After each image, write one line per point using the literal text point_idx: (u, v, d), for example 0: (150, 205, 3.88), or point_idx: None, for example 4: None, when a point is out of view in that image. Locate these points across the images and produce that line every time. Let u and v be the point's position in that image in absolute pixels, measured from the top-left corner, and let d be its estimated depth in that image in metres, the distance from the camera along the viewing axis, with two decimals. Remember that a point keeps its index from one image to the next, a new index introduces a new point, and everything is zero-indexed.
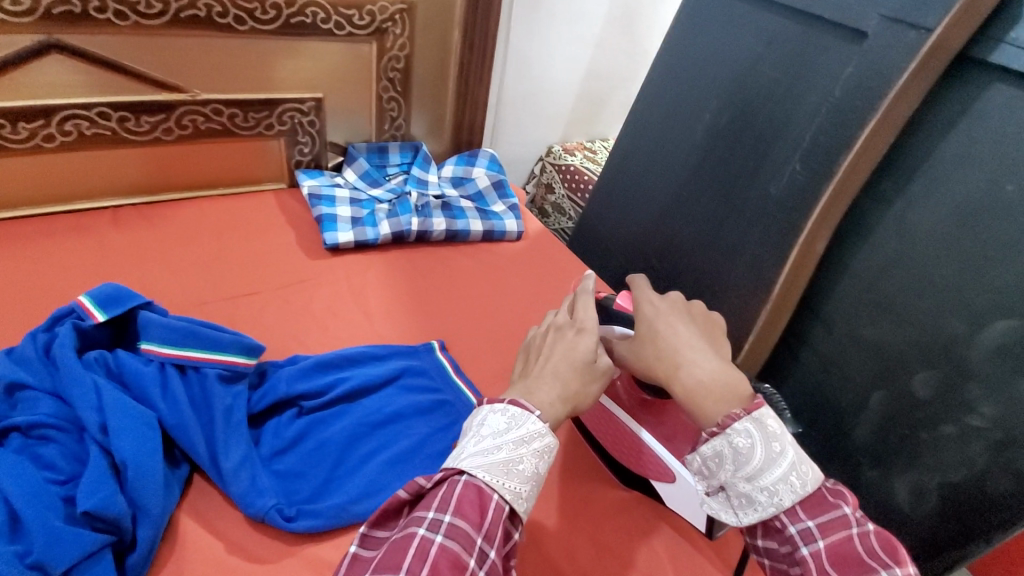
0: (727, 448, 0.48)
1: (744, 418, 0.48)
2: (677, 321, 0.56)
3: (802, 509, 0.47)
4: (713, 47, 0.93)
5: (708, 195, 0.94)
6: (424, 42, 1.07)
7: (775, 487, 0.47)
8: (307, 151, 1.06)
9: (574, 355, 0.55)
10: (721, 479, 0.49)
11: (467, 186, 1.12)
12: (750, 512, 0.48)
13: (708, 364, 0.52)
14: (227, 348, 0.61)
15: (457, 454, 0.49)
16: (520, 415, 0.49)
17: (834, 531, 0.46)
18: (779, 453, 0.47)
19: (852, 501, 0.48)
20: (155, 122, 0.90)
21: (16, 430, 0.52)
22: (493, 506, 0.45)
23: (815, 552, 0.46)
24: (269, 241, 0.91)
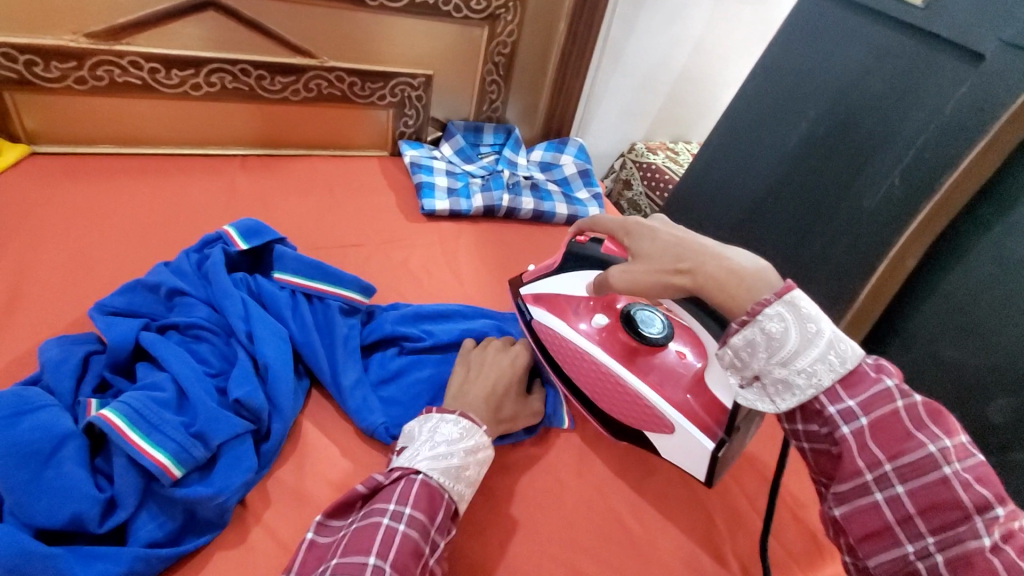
0: (760, 335, 0.49)
1: (776, 303, 0.49)
2: (679, 229, 0.59)
3: (841, 389, 0.48)
4: (820, 58, 0.93)
5: (795, 202, 0.96)
6: (531, 29, 1.12)
7: (812, 368, 0.48)
8: (411, 124, 1.14)
9: (508, 375, 0.64)
10: (755, 368, 0.50)
11: (554, 172, 1.17)
12: (788, 396, 0.49)
13: (728, 251, 0.54)
14: (348, 285, 0.69)
15: (411, 455, 0.52)
16: (471, 427, 0.54)
17: (879, 407, 0.46)
18: (814, 334, 0.48)
19: (891, 372, 0.48)
20: (287, 83, 0.98)
21: (175, 327, 0.60)
22: (444, 504, 0.49)
23: (857, 430, 0.46)
24: (373, 201, 0.99)
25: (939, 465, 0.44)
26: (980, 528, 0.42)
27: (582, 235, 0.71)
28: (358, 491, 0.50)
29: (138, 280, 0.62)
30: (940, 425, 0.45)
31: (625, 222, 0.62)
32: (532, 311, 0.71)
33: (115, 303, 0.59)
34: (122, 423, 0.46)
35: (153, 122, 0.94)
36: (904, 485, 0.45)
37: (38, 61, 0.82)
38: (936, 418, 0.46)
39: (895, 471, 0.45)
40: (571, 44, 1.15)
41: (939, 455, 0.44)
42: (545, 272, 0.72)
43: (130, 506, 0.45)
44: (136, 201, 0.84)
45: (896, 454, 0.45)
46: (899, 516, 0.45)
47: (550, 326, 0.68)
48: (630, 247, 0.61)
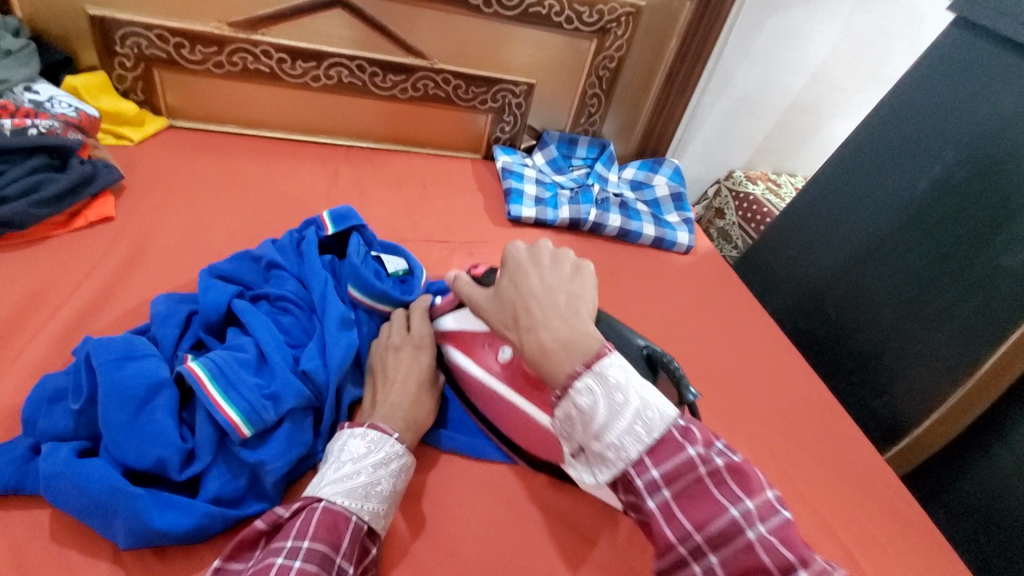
0: (572, 409, 0.43)
1: (585, 374, 0.44)
2: (541, 274, 0.51)
3: (650, 456, 0.42)
4: (966, 95, 0.83)
5: (915, 253, 0.87)
6: (640, 45, 1.10)
7: (619, 440, 0.42)
8: (507, 130, 1.15)
9: (419, 370, 0.59)
10: (576, 440, 0.44)
11: (645, 192, 1.14)
12: (604, 471, 0.43)
13: (552, 328, 0.47)
14: (377, 295, 0.67)
15: (318, 481, 0.49)
16: (379, 438, 0.51)
17: (681, 477, 0.41)
18: (620, 404, 0.43)
19: (699, 435, 0.43)
20: (397, 81, 1.02)
21: (266, 297, 0.63)
22: (350, 527, 0.46)
23: (663, 502, 0.41)
24: (462, 202, 1.01)
25: (743, 530, 0.39)
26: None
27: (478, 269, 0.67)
28: (257, 528, 0.45)
29: (246, 251, 0.67)
30: (742, 485, 0.41)
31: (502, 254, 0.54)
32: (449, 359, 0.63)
33: (221, 267, 0.64)
34: (205, 375, 0.49)
35: (272, 108, 1.01)
36: (717, 555, 0.39)
37: (186, 44, 0.91)
38: (738, 477, 0.42)
39: (705, 542, 0.40)
40: (679, 64, 1.12)
41: (741, 518, 0.40)
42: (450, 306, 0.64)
43: (205, 459, 0.48)
44: (250, 179, 0.91)
45: (703, 523, 0.40)
46: None
47: (464, 369, 0.61)
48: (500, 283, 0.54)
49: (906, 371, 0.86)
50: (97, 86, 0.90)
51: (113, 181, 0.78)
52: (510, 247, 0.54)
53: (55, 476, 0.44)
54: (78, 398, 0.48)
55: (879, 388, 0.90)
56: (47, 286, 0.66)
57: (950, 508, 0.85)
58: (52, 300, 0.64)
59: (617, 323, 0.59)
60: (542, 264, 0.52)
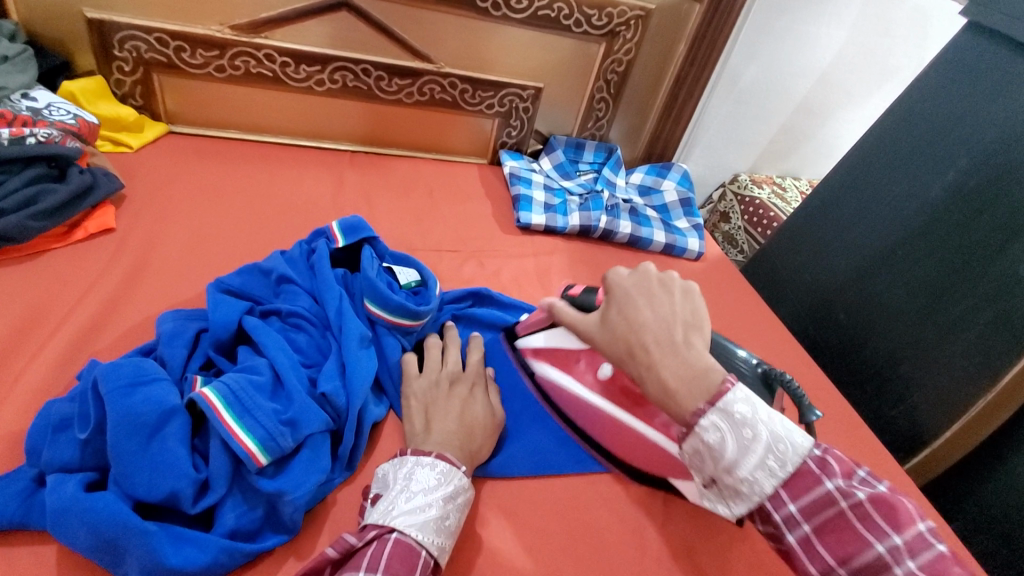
0: (700, 446, 0.43)
1: (709, 412, 0.43)
2: (651, 305, 0.49)
3: (785, 490, 0.43)
4: (978, 101, 0.82)
5: (930, 260, 0.86)
6: (649, 48, 1.09)
7: (753, 476, 0.43)
8: (514, 134, 1.13)
9: (472, 409, 0.58)
10: (707, 474, 0.44)
11: (653, 197, 1.13)
12: (738, 503, 0.44)
13: (675, 365, 0.45)
14: (394, 310, 0.65)
15: (387, 510, 0.47)
16: (449, 471, 0.50)
17: (818, 512, 0.42)
18: (750, 440, 0.42)
19: (838, 468, 0.43)
20: (403, 85, 1.00)
21: (277, 313, 0.61)
22: (421, 563, 0.45)
23: (802, 537, 0.42)
24: (470, 208, 0.99)
25: (890, 567, 0.39)
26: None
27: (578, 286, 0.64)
28: (328, 556, 0.44)
29: (255, 264, 0.65)
30: (890, 521, 0.40)
31: (606, 278, 0.53)
32: (534, 365, 0.67)
33: (230, 282, 0.62)
34: (218, 402, 0.46)
35: (274, 113, 0.98)
36: None
37: (186, 48, 0.88)
38: (885, 512, 0.41)
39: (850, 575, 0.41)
40: (687, 68, 1.11)
41: (888, 555, 0.39)
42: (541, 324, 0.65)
43: (220, 490, 0.45)
44: (253, 186, 0.88)
45: (846, 558, 0.41)
46: None
47: (554, 379, 0.64)
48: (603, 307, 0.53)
49: (922, 379, 0.86)
50: (95, 92, 0.87)
51: (114, 190, 0.76)
52: (613, 274, 0.52)
53: (63, 512, 0.42)
54: (84, 426, 0.46)
55: (894, 397, 0.89)
56: (48, 301, 0.63)
57: (969, 517, 0.85)
58: (54, 316, 0.62)
59: (720, 340, 0.63)
60: (653, 292, 0.49)
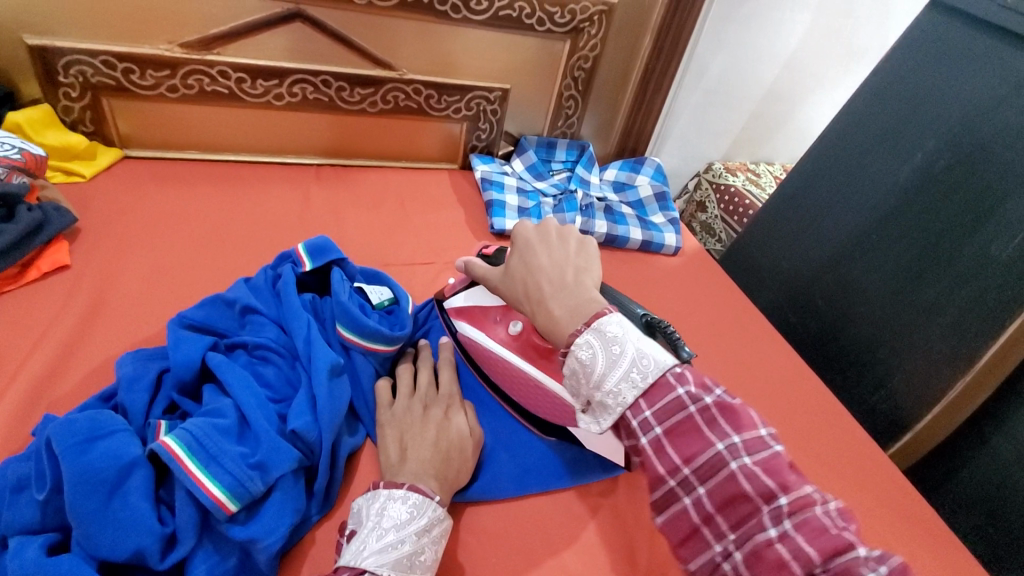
0: (575, 364, 0.43)
1: (584, 332, 0.44)
2: (547, 251, 0.52)
3: (645, 399, 0.42)
4: (942, 84, 0.82)
5: (902, 243, 0.86)
6: (614, 43, 1.07)
7: (616, 387, 0.42)
8: (484, 137, 1.11)
9: (449, 432, 0.57)
10: (582, 392, 0.44)
11: (628, 193, 1.12)
12: (606, 418, 0.43)
13: (561, 298, 0.48)
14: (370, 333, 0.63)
15: (357, 551, 0.45)
16: (422, 502, 0.49)
17: (672, 414, 0.41)
18: (618, 355, 0.42)
19: (693, 378, 0.42)
20: (365, 94, 0.98)
21: (243, 347, 0.59)
22: None
23: (654, 440, 0.41)
24: (443, 217, 0.97)
25: (726, 462, 0.39)
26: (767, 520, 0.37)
27: (491, 248, 0.67)
28: None
29: (218, 295, 0.63)
30: (730, 421, 0.41)
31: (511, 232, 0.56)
32: (456, 324, 0.67)
33: (193, 316, 0.60)
34: (181, 451, 0.45)
35: (234, 131, 0.95)
36: (704, 486, 0.40)
37: (135, 69, 0.85)
38: (727, 415, 0.41)
39: (693, 474, 0.40)
40: (654, 61, 1.09)
41: (725, 451, 0.40)
42: (461, 285, 0.68)
43: (189, 542, 0.44)
44: (215, 209, 0.85)
45: (690, 457, 0.40)
46: (702, 515, 0.40)
47: (469, 336, 0.65)
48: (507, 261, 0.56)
49: (902, 363, 0.86)
50: (42, 121, 0.83)
51: (67, 225, 0.73)
52: (513, 227, 0.56)
53: None
54: (42, 486, 0.44)
55: (875, 380, 0.90)
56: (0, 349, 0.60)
57: (954, 498, 0.86)
58: (8, 365, 0.59)
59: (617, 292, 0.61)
60: (549, 241, 0.53)
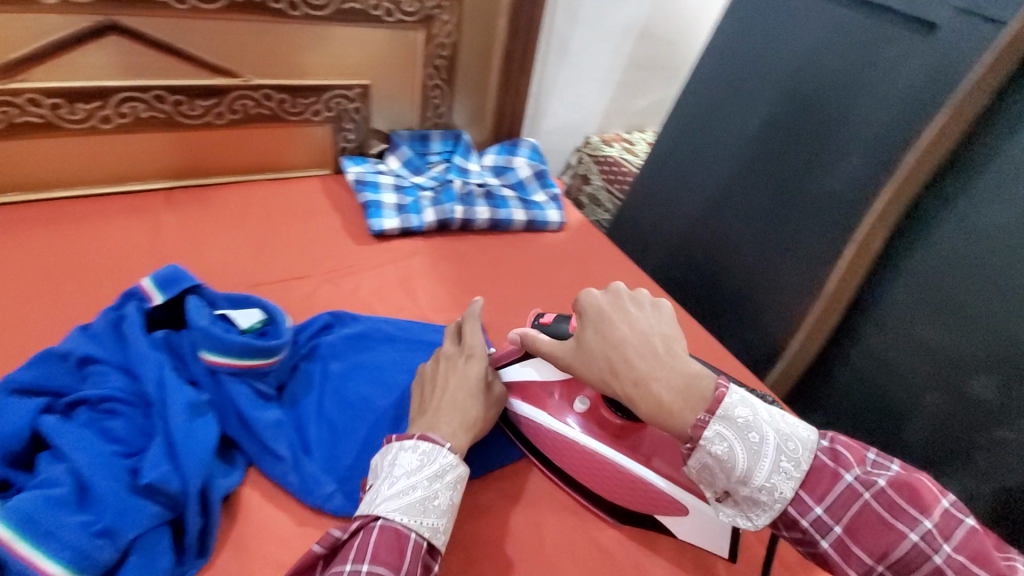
0: (709, 459, 0.48)
1: (711, 422, 0.48)
2: (625, 321, 0.55)
3: (808, 494, 0.48)
4: (771, 38, 0.89)
5: (756, 189, 0.93)
6: (469, 28, 1.06)
7: (771, 483, 0.48)
8: (352, 137, 1.07)
9: (467, 382, 0.59)
10: (721, 486, 0.49)
11: (508, 176, 1.11)
12: (761, 513, 0.49)
13: (663, 377, 0.51)
14: (239, 354, 0.58)
15: (371, 500, 0.49)
16: (432, 450, 0.51)
17: (847, 507, 0.47)
18: (756, 444, 0.48)
19: (849, 457, 0.49)
20: (209, 106, 0.90)
21: (85, 403, 0.53)
22: (410, 547, 0.46)
23: (835, 539, 0.47)
24: (316, 226, 0.92)
25: (929, 556, 0.44)
26: None
27: (548, 316, 0.64)
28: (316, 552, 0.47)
29: (48, 349, 0.55)
30: (914, 504, 0.45)
31: (578, 302, 0.58)
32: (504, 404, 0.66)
33: (20, 378, 0.52)
34: (8, 535, 0.40)
35: (61, 164, 0.85)
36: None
37: None
38: (910, 497, 0.46)
39: (887, 569, 0.46)
40: (512, 42, 1.10)
41: (923, 542, 0.45)
42: (512, 357, 0.65)
43: None
44: (46, 254, 0.76)
45: (883, 553, 0.46)
46: None
47: (529, 416, 0.64)
48: (581, 331, 0.57)
49: (771, 300, 0.93)
50: None
51: None
52: (585, 296, 0.58)
53: None
54: None
55: (750, 319, 0.97)
56: None
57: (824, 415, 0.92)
58: None
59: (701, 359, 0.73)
60: (625, 308, 0.56)
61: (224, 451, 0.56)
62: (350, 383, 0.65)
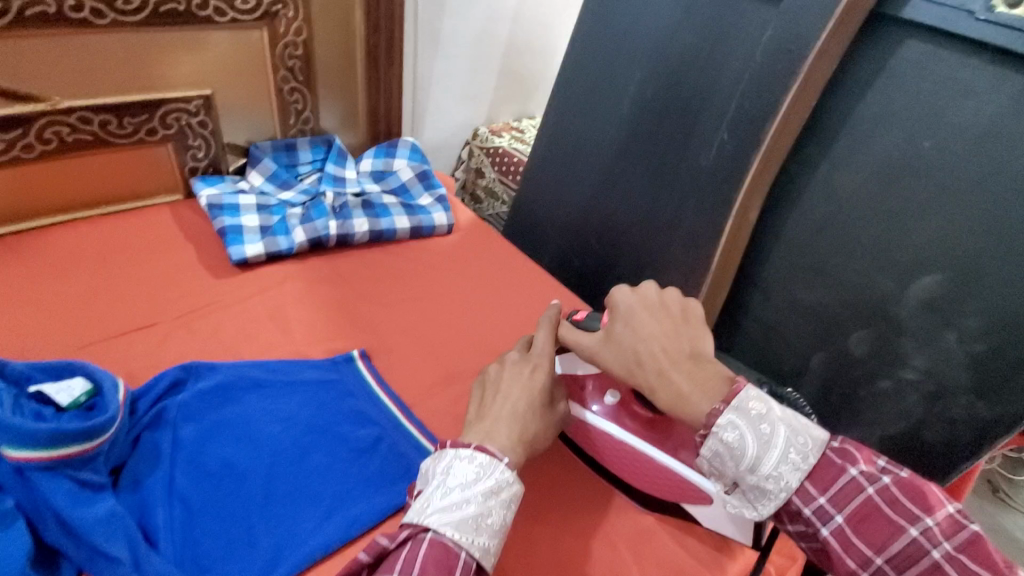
0: (720, 446, 0.48)
1: (726, 412, 0.48)
2: (656, 318, 0.55)
3: (812, 484, 0.47)
4: (631, 17, 0.87)
5: (636, 171, 0.91)
6: (323, 24, 0.97)
7: (778, 471, 0.47)
8: (202, 155, 0.95)
9: (531, 389, 0.56)
10: (729, 475, 0.48)
11: (389, 180, 1.05)
12: (766, 502, 0.48)
13: (687, 371, 0.52)
14: (49, 444, 0.48)
15: (422, 507, 0.47)
16: (488, 463, 0.48)
17: (848, 500, 0.46)
18: (769, 436, 0.47)
19: (858, 455, 0.48)
20: (9, 138, 0.76)
21: None
22: (461, 564, 0.44)
23: (836, 529, 0.46)
24: (165, 263, 0.81)
25: (927, 551, 0.43)
26: None
27: (579, 312, 0.65)
28: (361, 561, 0.46)
29: None
30: (918, 503, 0.45)
31: (612, 296, 0.58)
32: None
33: None
34: None
35: None
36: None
37: None
38: (912, 496, 0.45)
39: (888, 564, 0.45)
40: (374, 37, 1.01)
41: (925, 539, 0.44)
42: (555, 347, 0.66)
43: None
44: None
45: (882, 548, 0.45)
46: None
47: None
48: (610, 326, 0.57)
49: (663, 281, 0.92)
50: None
51: None
52: (616, 291, 0.58)
53: None
54: None
55: None
56: None
57: None
58: None
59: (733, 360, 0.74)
60: (655, 306, 0.56)
61: (43, 564, 0.46)
62: (207, 449, 0.57)
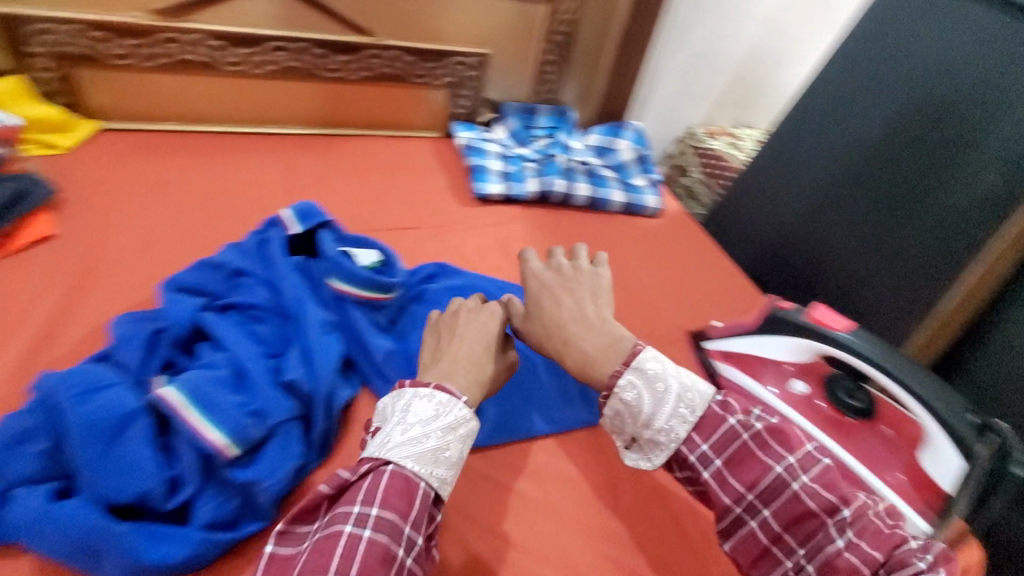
0: (620, 405, 0.47)
1: (625, 372, 0.48)
2: (558, 288, 0.59)
3: (697, 433, 0.46)
4: (913, 38, 0.85)
5: (874, 193, 0.88)
6: (594, 7, 1.07)
7: (668, 425, 0.46)
8: (465, 104, 1.11)
9: (488, 335, 0.56)
10: (629, 431, 0.48)
11: (609, 157, 1.12)
12: (659, 454, 0.47)
13: (591, 337, 0.53)
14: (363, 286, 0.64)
15: (383, 443, 0.45)
16: (448, 401, 0.47)
17: (722, 442, 0.45)
18: (662, 391, 0.47)
19: (737, 406, 0.46)
20: (343, 61, 0.97)
21: (236, 307, 0.61)
22: (420, 495, 0.43)
23: (716, 472, 0.45)
24: (425, 183, 0.98)
25: (789, 483, 0.43)
26: (834, 533, 0.41)
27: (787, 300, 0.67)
28: (323, 492, 0.44)
29: (208, 258, 0.64)
30: (783, 443, 0.44)
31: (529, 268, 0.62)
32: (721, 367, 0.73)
33: (185, 280, 0.61)
34: (182, 402, 0.47)
35: (214, 102, 0.94)
36: (769, 509, 0.43)
37: (109, 37, 0.84)
38: (779, 438, 0.44)
39: (757, 498, 0.43)
40: (633, 26, 1.08)
41: (786, 473, 0.43)
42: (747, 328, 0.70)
43: (194, 485, 0.46)
44: (196, 179, 0.85)
45: (752, 484, 0.44)
46: (771, 537, 0.43)
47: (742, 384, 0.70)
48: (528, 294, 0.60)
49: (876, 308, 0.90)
50: (15, 93, 0.82)
51: (48, 194, 0.73)
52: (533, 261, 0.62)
53: (37, 524, 0.42)
54: (47, 438, 0.46)
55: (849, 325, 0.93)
56: None
57: None
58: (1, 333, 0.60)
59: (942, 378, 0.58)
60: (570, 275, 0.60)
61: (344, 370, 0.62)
62: None
